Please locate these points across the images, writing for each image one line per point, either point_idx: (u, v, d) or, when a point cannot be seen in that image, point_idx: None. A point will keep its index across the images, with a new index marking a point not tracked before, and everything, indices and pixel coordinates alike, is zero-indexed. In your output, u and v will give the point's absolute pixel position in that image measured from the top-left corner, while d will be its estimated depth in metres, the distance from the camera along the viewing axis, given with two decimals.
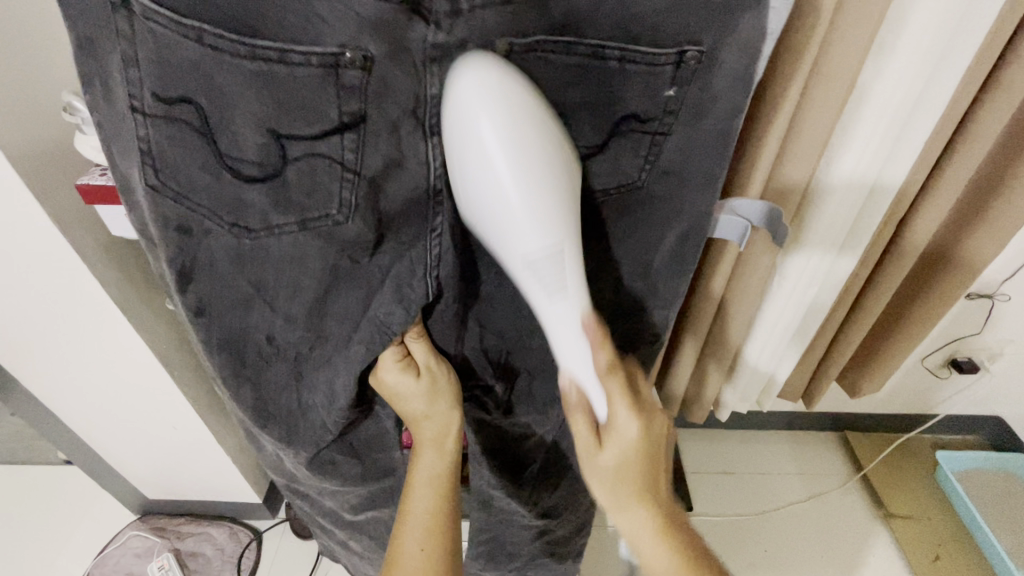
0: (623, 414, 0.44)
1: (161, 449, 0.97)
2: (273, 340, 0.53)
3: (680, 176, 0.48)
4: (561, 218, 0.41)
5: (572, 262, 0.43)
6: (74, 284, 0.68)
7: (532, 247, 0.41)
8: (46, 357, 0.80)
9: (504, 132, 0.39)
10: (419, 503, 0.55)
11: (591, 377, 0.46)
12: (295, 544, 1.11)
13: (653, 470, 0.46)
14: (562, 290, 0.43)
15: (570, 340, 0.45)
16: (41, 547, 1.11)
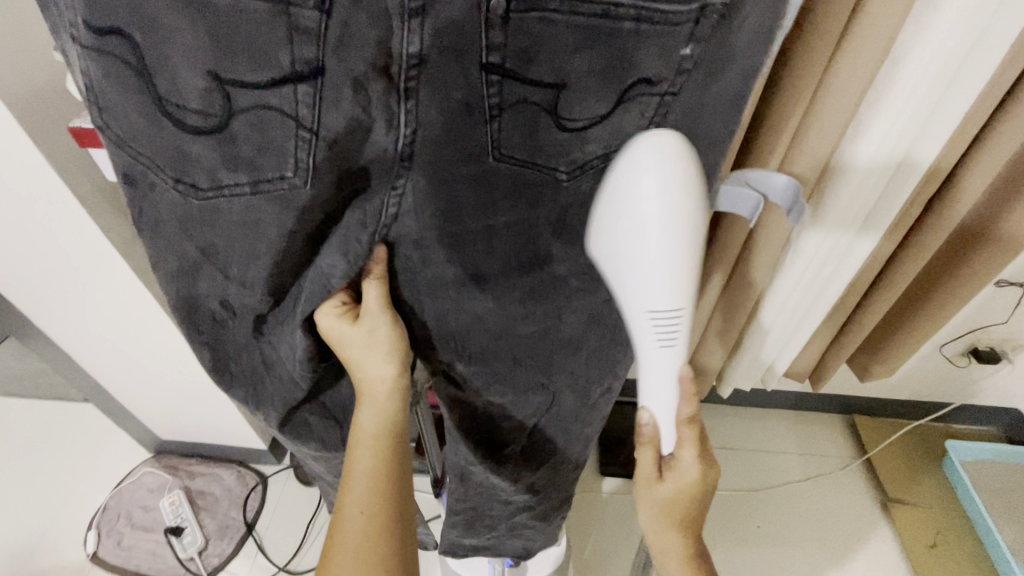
0: (688, 459, 0.50)
1: (169, 393, 0.99)
2: (227, 305, 0.53)
3: (688, 141, 0.45)
4: (685, 289, 0.44)
5: (686, 322, 0.46)
6: (76, 227, 0.68)
7: (655, 307, 0.45)
8: (50, 298, 0.81)
9: (666, 211, 0.41)
10: (359, 465, 0.53)
11: (669, 422, 0.50)
12: (299, 490, 1.14)
13: (692, 515, 0.53)
14: (671, 341, 0.46)
15: (664, 388, 0.48)
16: (60, 476, 1.17)
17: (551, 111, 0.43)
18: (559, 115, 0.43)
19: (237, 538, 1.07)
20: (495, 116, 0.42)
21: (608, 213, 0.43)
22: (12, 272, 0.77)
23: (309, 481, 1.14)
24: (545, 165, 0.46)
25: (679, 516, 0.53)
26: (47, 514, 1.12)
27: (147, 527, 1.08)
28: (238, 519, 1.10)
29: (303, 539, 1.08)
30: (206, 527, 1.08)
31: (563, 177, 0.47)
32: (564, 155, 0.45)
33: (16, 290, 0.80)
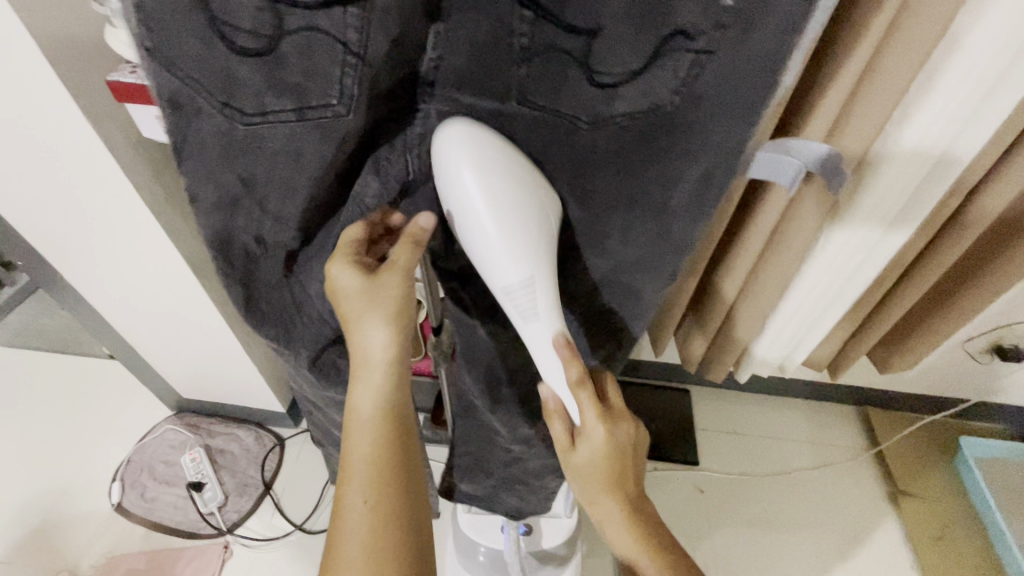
0: (592, 422, 0.49)
1: (191, 352, 1.01)
2: (264, 240, 0.51)
3: (719, 106, 0.42)
4: (532, 256, 0.44)
5: (546, 291, 0.45)
6: (108, 185, 0.69)
7: (506, 276, 0.44)
8: (80, 253, 0.82)
9: (485, 189, 0.42)
10: (358, 444, 0.48)
11: (564, 388, 0.49)
12: (315, 454, 1.17)
13: (620, 475, 0.51)
14: (534, 313, 0.46)
15: (544, 356, 0.47)
16: (86, 428, 1.21)
17: (583, 63, 0.41)
18: (592, 72, 0.42)
19: (256, 497, 1.10)
20: (524, 60, 0.42)
21: (450, 204, 0.44)
22: (43, 225, 0.78)
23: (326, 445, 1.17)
24: (567, 114, 0.44)
25: (605, 476, 0.50)
26: (73, 464, 1.15)
27: (169, 481, 1.12)
28: (256, 479, 1.13)
29: (319, 501, 1.10)
30: (225, 484, 1.11)
31: (584, 129, 0.44)
32: (587, 106, 0.43)
33: (47, 242, 0.81)
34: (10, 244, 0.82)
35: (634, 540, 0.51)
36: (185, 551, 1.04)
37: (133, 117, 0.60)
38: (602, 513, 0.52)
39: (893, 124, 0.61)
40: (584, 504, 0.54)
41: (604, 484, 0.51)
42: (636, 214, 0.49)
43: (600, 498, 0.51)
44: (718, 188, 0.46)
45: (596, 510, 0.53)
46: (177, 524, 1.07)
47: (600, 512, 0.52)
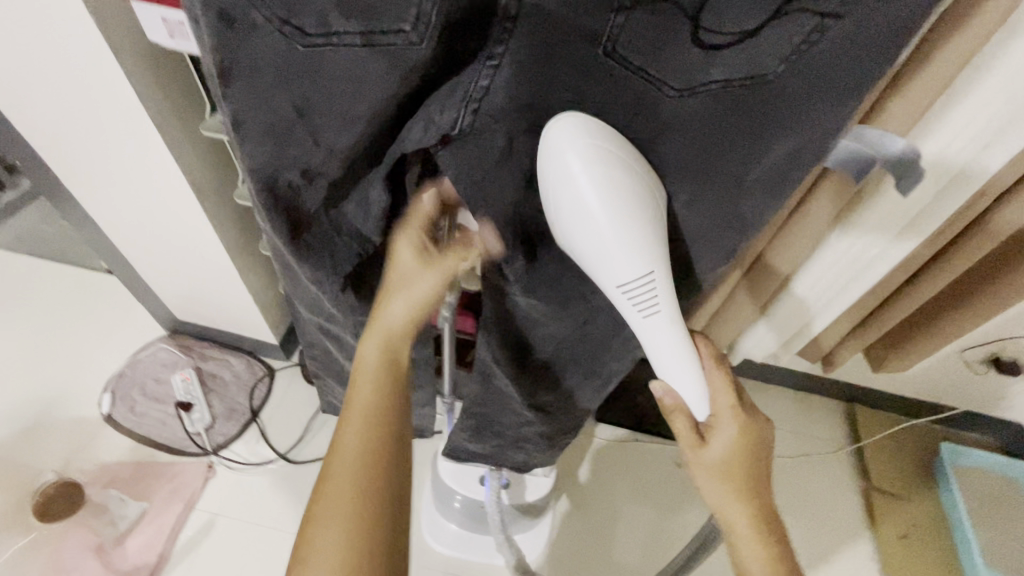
0: (725, 406, 0.50)
1: (188, 274, 1.00)
2: (309, 174, 0.49)
3: (822, 83, 0.39)
4: (649, 248, 0.43)
5: (664, 283, 0.45)
6: (110, 90, 0.66)
7: (625, 273, 0.44)
8: (79, 160, 0.80)
9: (602, 185, 0.42)
10: (361, 387, 0.49)
11: (693, 377, 0.47)
12: (304, 387, 1.19)
13: (742, 464, 0.50)
14: (653, 306, 0.45)
15: (665, 348, 0.47)
16: (80, 338, 1.22)
17: (692, 19, 0.38)
18: (699, 33, 0.39)
19: (243, 423, 1.12)
20: (625, 7, 0.38)
21: (560, 213, 0.44)
22: (42, 125, 0.75)
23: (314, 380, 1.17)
24: (654, 78, 0.41)
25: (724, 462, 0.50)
26: (65, 371, 1.17)
27: (159, 398, 1.13)
28: (245, 406, 1.14)
29: (304, 432, 1.13)
30: (214, 407, 1.13)
31: (673, 98, 0.41)
32: (681, 71, 0.40)
33: (47, 145, 0.78)
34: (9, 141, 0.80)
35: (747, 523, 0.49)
36: (169, 466, 1.06)
37: (138, 16, 0.57)
38: (721, 499, 0.50)
39: (930, 118, 0.58)
40: (709, 507, 0.52)
41: (724, 471, 0.50)
42: (710, 181, 0.46)
43: (722, 485, 0.50)
44: (806, 165, 0.44)
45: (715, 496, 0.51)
46: (165, 440, 1.09)
47: (719, 499, 0.51)
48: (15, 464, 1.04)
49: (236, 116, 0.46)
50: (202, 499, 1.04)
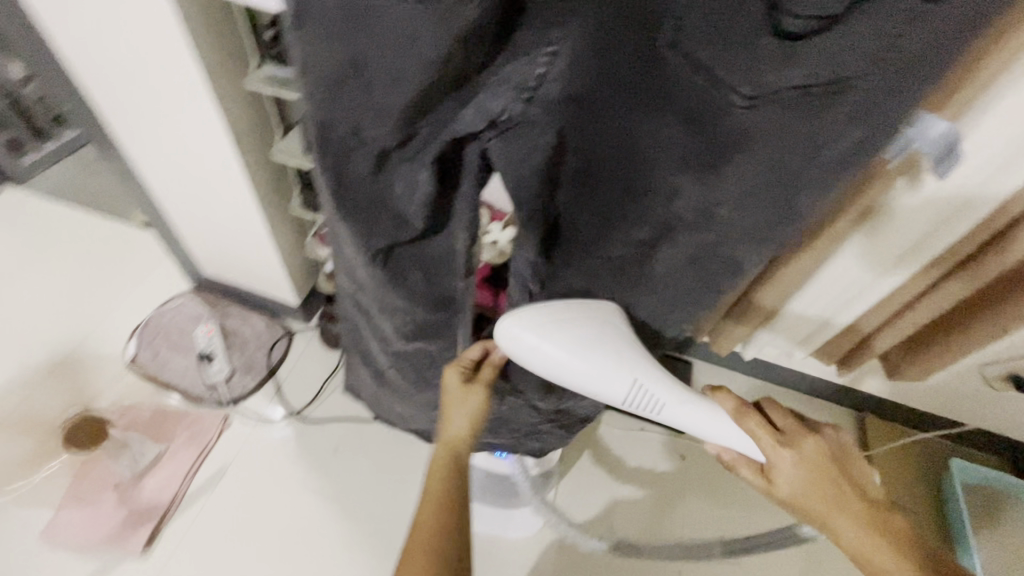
0: (770, 448, 0.61)
1: (218, 231, 1.03)
2: (359, 134, 0.45)
3: (904, 77, 0.37)
4: (621, 360, 0.58)
5: (643, 375, 0.60)
6: (165, 39, 0.68)
7: (616, 384, 0.58)
8: (126, 108, 0.82)
9: (563, 345, 0.55)
10: (428, 488, 0.58)
11: (721, 429, 0.63)
12: (321, 351, 1.22)
13: (829, 482, 0.58)
14: (645, 389, 0.60)
15: (682, 412, 0.63)
16: (110, 287, 1.26)
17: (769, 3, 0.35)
18: (777, 20, 0.35)
19: (260, 378, 1.14)
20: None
21: (547, 372, 0.56)
22: (92, 70, 0.77)
23: (332, 343, 1.20)
24: (723, 82, 0.38)
25: (816, 485, 0.58)
26: (94, 317, 1.21)
27: (182, 348, 1.16)
28: (263, 361, 1.17)
29: (318, 392, 1.16)
30: (232, 360, 1.16)
31: (741, 106, 0.39)
32: (755, 75, 0.37)
33: (95, 89, 0.81)
34: (62, 83, 0.82)
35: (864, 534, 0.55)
36: (189, 414, 1.10)
37: None
38: (833, 523, 0.57)
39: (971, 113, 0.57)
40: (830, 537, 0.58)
41: (815, 494, 0.58)
42: (772, 175, 0.45)
43: (819, 507, 0.58)
44: (870, 149, 0.42)
45: (829, 528, 0.57)
46: (185, 388, 1.12)
47: (832, 528, 0.57)
48: (45, 398, 1.09)
49: (297, 58, 0.43)
50: (217, 447, 1.07)
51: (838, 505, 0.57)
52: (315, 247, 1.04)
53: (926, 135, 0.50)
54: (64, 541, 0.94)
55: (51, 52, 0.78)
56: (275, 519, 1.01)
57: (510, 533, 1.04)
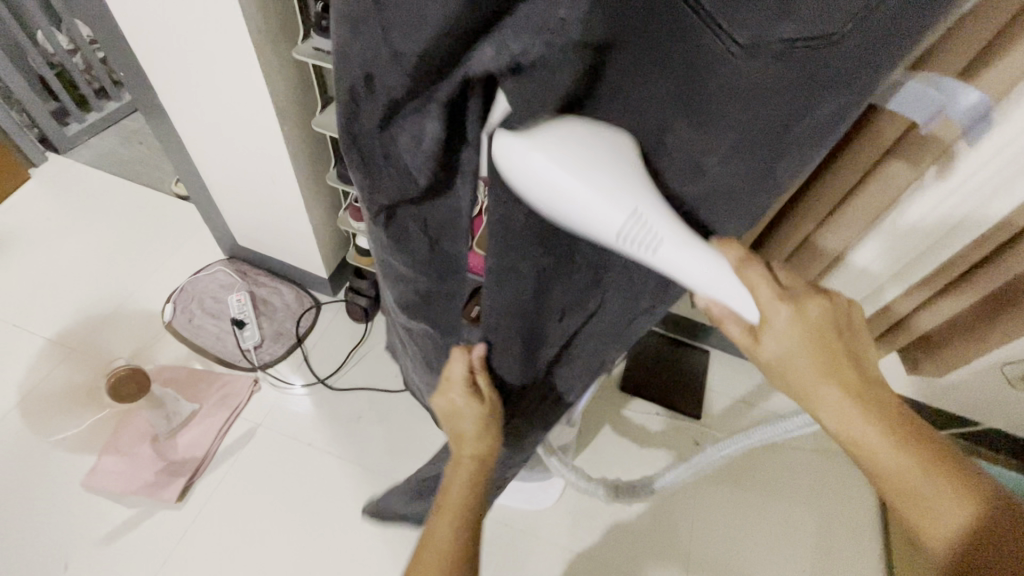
0: (779, 309, 0.39)
1: (255, 199, 1.06)
2: (358, 99, 0.36)
3: (882, 42, 0.31)
4: (633, 182, 0.34)
5: (663, 221, 0.35)
6: (219, 6, 0.71)
7: (619, 221, 0.33)
8: (178, 74, 0.85)
9: (569, 153, 0.32)
10: (452, 492, 0.57)
11: (729, 284, 0.38)
12: (347, 323, 1.25)
13: (839, 360, 0.41)
14: (671, 244, 0.35)
15: (705, 265, 0.37)
16: (148, 252, 1.31)
17: None
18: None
19: (289, 345, 1.20)
20: None
21: (531, 195, 0.33)
22: (149, 35, 0.81)
23: (358, 317, 1.24)
24: (715, 25, 0.30)
25: (824, 368, 0.41)
26: (133, 280, 1.25)
27: (215, 314, 1.21)
28: (291, 331, 1.22)
29: (344, 362, 1.19)
30: (263, 328, 1.21)
31: (731, 56, 0.31)
32: (744, 15, 0.30)
33: (150, 57, 0.85)
34: (116, 50, 0.86)
35: (898, 452, 0.40)
36: (220, 376, 1.15)
37: None
38: (846, 423, 0.41)
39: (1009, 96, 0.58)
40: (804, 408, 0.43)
41: (819, 376, 0.41)
42: (746, 149, 0.35)
43: (827, 401, 0.41)
44: (847, 122, 0.35)
45: (830, 425, 0.42)
46: (219, 352, 1.17)
47: (838, 427, 0.41)
48: (85, 355, 1.14)
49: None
50: (246, 409, 1.12)
51: (846, 392, 0.41)
52: (347, 220, 1.08)
53: (956, 103, 0.44)
54: (104, 490, 0.99)
55: (108, 19, 0.81)
56: (298, 480, 1.05)
57: (535, 504, 1.07)
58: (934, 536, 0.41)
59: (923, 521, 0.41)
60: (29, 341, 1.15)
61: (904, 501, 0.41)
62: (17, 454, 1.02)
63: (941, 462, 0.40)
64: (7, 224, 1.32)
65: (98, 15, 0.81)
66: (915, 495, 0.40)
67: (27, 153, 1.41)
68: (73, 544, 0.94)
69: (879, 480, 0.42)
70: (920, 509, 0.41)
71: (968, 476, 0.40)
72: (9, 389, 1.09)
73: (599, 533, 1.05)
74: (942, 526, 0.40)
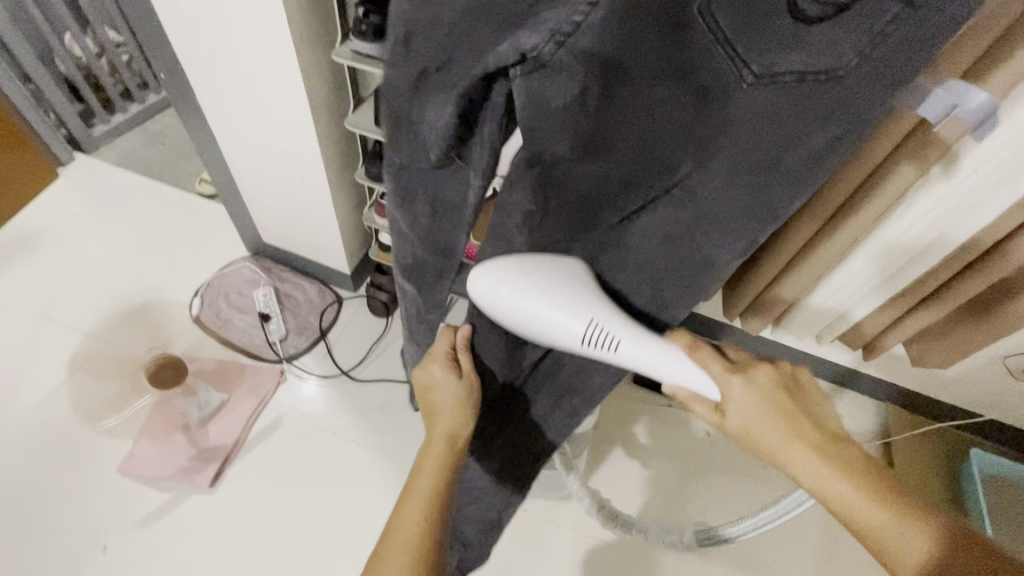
0: (734, 387, 0.49)
1: (283, 196, 1.10)
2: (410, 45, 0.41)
3: (874, 81, 0.38)
4: (583, 299, 0.49)
5: (614, 322, 0.50)
6: (265, 10, 0.76)
7: (573, 330, 0.49)
8: (218, 75, 0.90)
9: (526, 290, 0.49)
10: (420, 479, 0.53)
11: (682, 370, 0.50)
12: (368, 317, 1.29)
13: (796, 421, 0.48)
14: (621, 343, 0.50)
15: (660, 353, 0.50)
16: (174, 249, 1.35)
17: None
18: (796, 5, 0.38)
19: (312, 339, 1.23)
20: None
21: (511, 323, 0.51)
22: (195, 38, 0.85)
23: (379, 312, 1.27)
24: (736, 57, 0.39)
25: (784, 425, 0.48)
26: (160, 276, 1.30)
27: (241, 308, 1.25)
28: (314, 325, 1.25)
29: (365, 355, 1.23)
30: (287, 321, 1.24)
31: (746, 84, 0.39)
32: (755, 52, 0.38)
33: (194, 61, 0.90)
34: (161, 54, 0.91)
35: (866, 496, 0.44)
36: (247, 368, 1.19)
37: None
38: (810, 473, 0.46)
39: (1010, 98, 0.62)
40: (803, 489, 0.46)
41: (779, 431, 0.47)
42: (744, 166, 0.43)
43: (788, 449, 0.47)
44: (837, 154, 0.42)
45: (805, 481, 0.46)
46: (246, 344, 1.21)
47: (809, 480, 0.46)
48: (119, 347, 1.18)
49: None
50: (274, 399, 1.15)
51: (812, 444, 0.47)
52: (371, 216, 1.11)
53: (965, 103, 0.48)
54: (139, 475, 1.03)
55: (156, 25, 0.86)
56: (323, 468, 1.08)
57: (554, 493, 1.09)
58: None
59: (913, 572, 0.41)
60: (64, 334, 1.19)
61: (885, 551, 0.43)
62: (57, 441, 1.06)
63: (915, 512, 0.43)
64: (39, 221, 1.36)
65: (146, 21, 0.86)
66: (899, 544, 0.42)
67: (56, 153, 1.44)
68: (113, 526, 0.99)
69: (858, 531, 0.44)
70: (902, 555, 0.42)
71: (947, 527, 0.42)
72: (45, 379, 1.13)
73: None
74: (928, 573, 0.41)
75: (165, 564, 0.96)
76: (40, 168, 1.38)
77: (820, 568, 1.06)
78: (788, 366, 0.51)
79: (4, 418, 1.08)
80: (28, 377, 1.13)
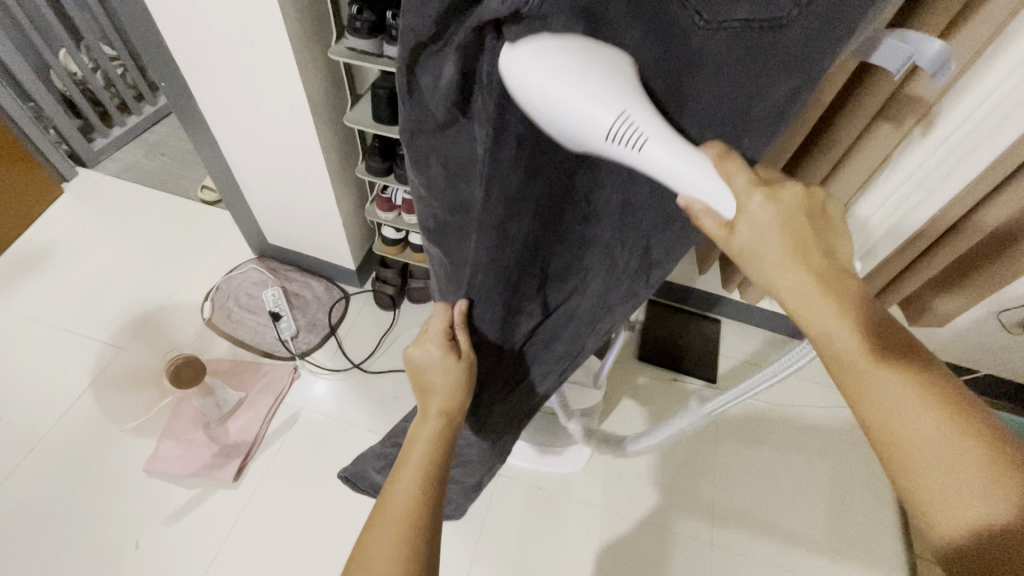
0: (759, 204, 0.38)
1: (286, 196, 1.13)
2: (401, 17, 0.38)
3: (827, 23, 0.36)
4: (620, 81, 0.34)
5: (645, 118, 0.35)
6: (261, 15, 0.78)
7: (602, 120, 0.34)
8: (219, 82, 0.93)
9: (563, 69, 0.33)
10: (416, 447, 0.51)
11: (716, 180, 0.36)
12: (375, 310, 1.32)
13: (812, 251, 0.39)
14: (653, 147, 0.35)
15: (695, 168, 0.36)
16: (182, 257, 1.38)
17: None
18: None
19: (323, 335, 1.26)
20: None
21: (530, 98, 0.34)
22: (195, 47, 0.88)
23: (386, 305, 1.31)
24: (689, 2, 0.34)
25: (794, 251, 0.39)
26: (170, 284, 1.32)
27: (252, 309, 1.28)
28: (324, 321, 1.28)
29: (375, 348, 1.26)
30: (298, 319, 1.27)
31: (701, 29, 0.35)
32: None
33: (195, 70, 0.92)
34: (160, 65, 0.94)
35: (885, 368, 0.37)
36: (262, 365, 1.22)
37: None
38: (814, 313, 0.39)
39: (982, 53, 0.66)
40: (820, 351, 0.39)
41: (791, 259, 0.39)
42: (714, 114, 0.40)
43: (796, 284, 0.39)
44: (796, 100, 0.41)
45: (809, 329, 0.39)
46: (260, 343, 1.24)
47: (814, 323, 0.39)
48: (135, 355, 1.22)
49: None
50: (289, 395, 1.19)
51: (821, 285, 0.38)
52: (374, 212, 1.14)
53: (922, 52, 0.48)
54: (164, 473, 1.06)
55: (154, 36, 0.88)
56: (340, 458, 1.11)
57: (564, 469, 1.13)
58: (932, 490, 0.35)
59: (922, 476, 0.35)
60: (81, 344, 1.22)
61: (909, 457, 0.36)
62: (83, 447, 1.09)
63: (922, 381, 0.37)
64: (47, 236, 1.39)
65: (144, 32, 0.88)
66: (911, 423, 0.36)
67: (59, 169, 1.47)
68: (142, 525, 1.02)
69: (858, 400, 0.38)
70: (902, 430, 0.36)
71: (981, 420, 0.36)
72: (64, 390, 1.16)
73: (626, 494, 1.12)
74: (944, 477, 0.35)
75: (196, 557, 1.00)
76: (45, 184, 1.41)
77: (828, 528, 1.09)
78: (815, 189, 0.42)
79: (29, 428, 1.11)
80: (50, 387, 1.16)
